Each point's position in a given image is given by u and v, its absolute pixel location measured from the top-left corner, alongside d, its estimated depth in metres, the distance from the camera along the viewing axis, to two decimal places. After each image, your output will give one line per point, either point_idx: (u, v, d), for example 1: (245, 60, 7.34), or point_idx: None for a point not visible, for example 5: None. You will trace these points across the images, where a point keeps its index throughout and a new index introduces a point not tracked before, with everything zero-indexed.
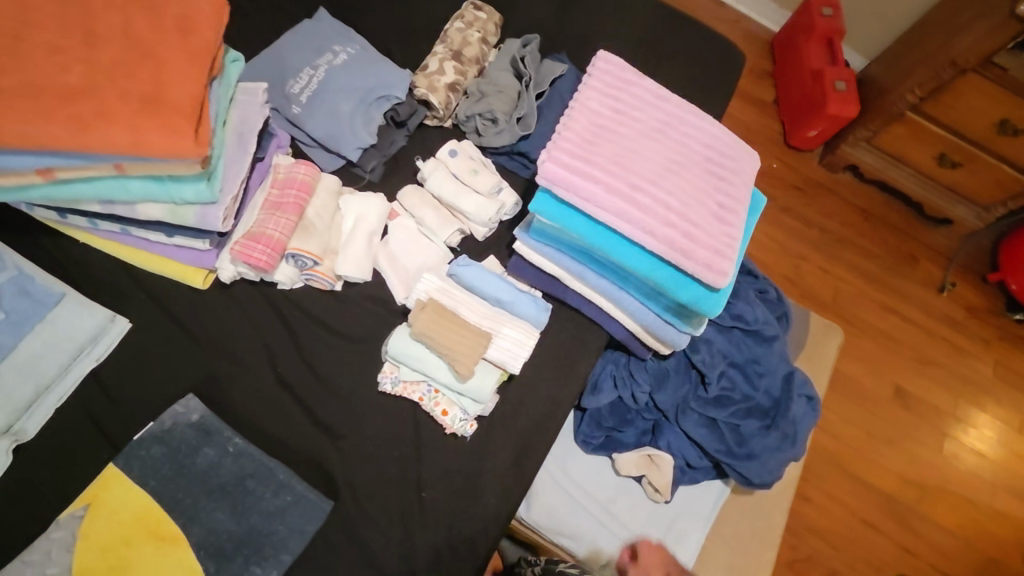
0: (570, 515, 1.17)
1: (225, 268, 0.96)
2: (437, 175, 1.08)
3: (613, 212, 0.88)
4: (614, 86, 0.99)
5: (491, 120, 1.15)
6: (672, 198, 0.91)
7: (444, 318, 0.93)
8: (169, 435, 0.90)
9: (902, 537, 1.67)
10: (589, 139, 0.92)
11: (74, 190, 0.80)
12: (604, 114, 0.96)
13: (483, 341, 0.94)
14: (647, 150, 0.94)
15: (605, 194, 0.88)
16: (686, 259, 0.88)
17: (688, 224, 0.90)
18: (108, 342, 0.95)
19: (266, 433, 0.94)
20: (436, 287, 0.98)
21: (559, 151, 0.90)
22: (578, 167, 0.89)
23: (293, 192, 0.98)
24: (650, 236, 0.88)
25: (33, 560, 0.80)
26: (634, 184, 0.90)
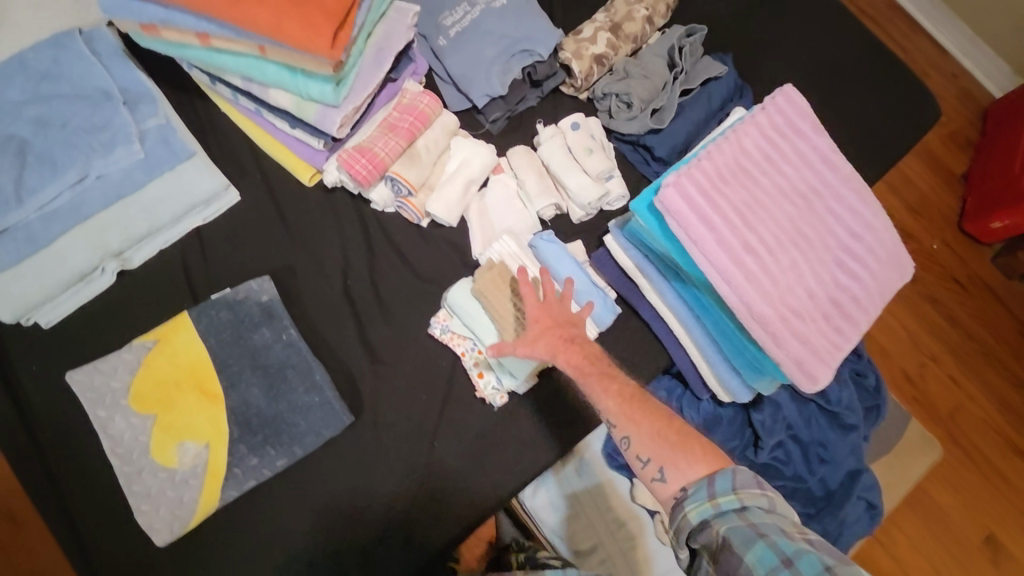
0: (572, 523, 1.14)
1: (331, 171, 1.01)
2: (551, 143, 1.05)
3: (718, 267, 0.75)
4: (781, 127, 0.82)
5: (626, 104, 1.09)
6: (789, 274, 0.77)
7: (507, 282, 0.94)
8: (239, 305, 0.97)
9: None
10: (725, 177, 0.78)
11: (221, 60, 0.86)
12: (756, 154, 0.80)
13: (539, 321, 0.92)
14: (784, 213, 0.79)
15: (714, 247, 0.75)
16: (777, 350, 0.76)
17: (791, 311, 0.76)
18: (219, 206, 1.04)
19: (318, 334, 0.99)
20: (510, 251, 0.98)
21: (687, 180, 0.76)
22: (699, 206, 0.76)
23: (410, 119, 0.99)
24: (747, 309, 0.75)
25: (104, 369, 0.92)
26: (752, 245, 0.76)
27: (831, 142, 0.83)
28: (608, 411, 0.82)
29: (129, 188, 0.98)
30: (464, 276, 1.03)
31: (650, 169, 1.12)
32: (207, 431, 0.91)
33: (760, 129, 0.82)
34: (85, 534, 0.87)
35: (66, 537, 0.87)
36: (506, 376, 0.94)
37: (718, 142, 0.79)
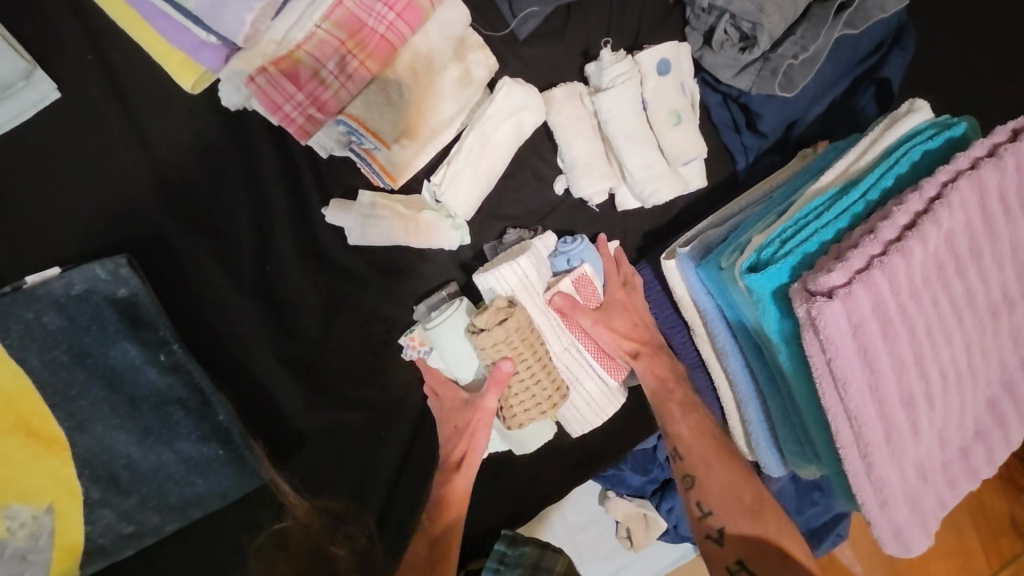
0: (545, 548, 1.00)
1: (230, 90, 0.55)
2: (620, 92, 0.65)
3: (857, 418, 0.51)
4: (996, 199, 0.55)
5: (742, 36, 0.68)
6: (931, 428, 0.56)
7: (522, 343, 0.64)
8: (79, 304, 0.59)
9: None
10: (917, 280, 0.51)
11: None
12: (947, 237, 0.53)
13: (556, 399, 0.67)
14: (957, 334, 0.55)
15: (864, 391, 0.51)
16: (880, 517, 0.56)
17: (915, 467, 0.57)
18: (20, 109, 0.56)
19: (220, 347, 0.66)
20: (518, 274, 0.66)
21: (864, 292, 0.48)
22: (867, 332, 0.49)
23: (389, 14, 0.55)
24: (865, 470, 0.54)
25: None
26: (910, 390, 0.53)
27: None
28: (682, 440, 0.71)
29: None
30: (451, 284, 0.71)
31: (736, 139, 0.75)
32: (48, 491, 0.61)
33: (979, 196, 0.54)
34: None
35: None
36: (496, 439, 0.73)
37: (922, 228, 0.50)
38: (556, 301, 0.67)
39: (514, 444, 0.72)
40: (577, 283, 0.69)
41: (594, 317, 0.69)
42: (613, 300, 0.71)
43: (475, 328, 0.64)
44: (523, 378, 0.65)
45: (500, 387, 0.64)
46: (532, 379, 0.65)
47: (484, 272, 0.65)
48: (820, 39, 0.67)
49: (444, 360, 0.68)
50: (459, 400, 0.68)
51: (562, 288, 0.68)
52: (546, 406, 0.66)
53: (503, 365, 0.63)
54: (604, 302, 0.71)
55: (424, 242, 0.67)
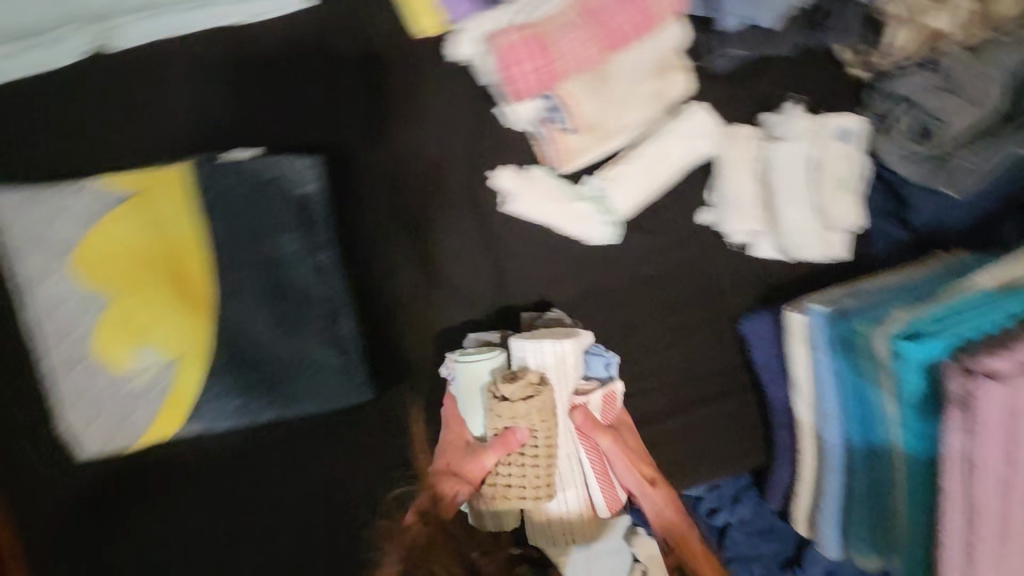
0: None
1: (464, 45, 0.64)
2: (797, 146, 0.68)
3: (978, 506, 0.53)
4: None
5: (920, 130, 0.71)
6: None
7: (541, 423, 0.66)
8: (266, 187, 0.65)
9: None
10: None
11: None
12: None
13: (541, 493, 0.67)
14: None
15: (993, 482, 0.53)
16: None
17: None
18: (281, 10, 0.65)
19: (362, 266, 0.70)
20: (549, 361, 0.67)
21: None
22: (1014, 426, 0.52)
23: (622, 19, 0.62)
24: (966, 563, 0.55)
25: (55, 207, 0.62)
26: None
27: None
28: (663, 529, 0.70)
29: None
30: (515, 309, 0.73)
31: (881, 225, 0.78)
32: (176, 346, 0.65)
33: None
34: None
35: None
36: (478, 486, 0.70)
37: None
38: (575, 417, 0.69)
39: (489, 520, 0.68)
40: (607, 399, 0.71)
41: (612, 436, 0.70)
42: (622, 421, 0.73)
43: (497, 393, 0.66)
44: (524, 457, 0.66)
45: (503, 450, 0.66)
46: (532, 463, 0.66)
47: (528, 340, 0.67)
48: (999, 152, 0.68)
49: (459, 399, 0.69)
50: (463, 437, 0.69)
51: (586, 398, 0.70)
52: (537, 492, 0.66)
53: (517, 429, 0.66)
54: (615, 419, 0.73)
55: (575, 228, 0.70)
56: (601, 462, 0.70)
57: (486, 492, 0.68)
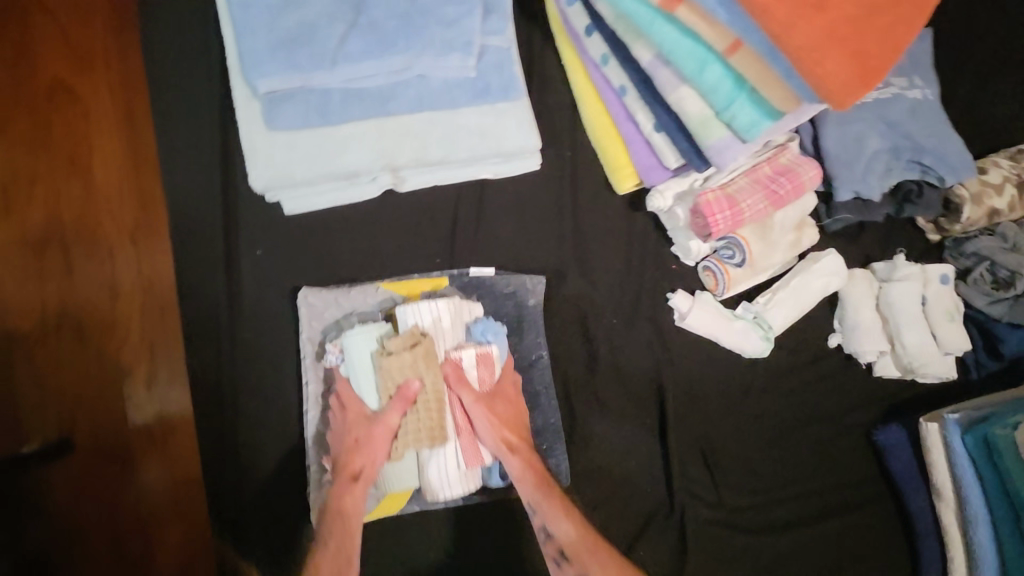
0: None
1: (664, 197, 0.83)
2: (908, 285, 0.87)
3: None
4: None
5: (996, 279, 0.91)
6: None
7: (427, 369, 0.70)
8: (501, 298, 0.81)
9: None
10: None
11: (663, 29, 0.68)
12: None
13: (436, 434, 0.71)
14: None
15: None
16: None
17: None
18: (515, 168, 0.85)
19: (560, 366, 0.85)
20: (441, 321, 0.74)
21: None
22: None
23: (786, 186, 0.81)
24: None
25: (343, 303, 0.79)
26: None
27: None
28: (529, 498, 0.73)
29: (444, 106, 0.79)
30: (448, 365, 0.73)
31: (974, 355, 0.94)
32: None
33: None
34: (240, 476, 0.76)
35: (225, 472, 0.76)
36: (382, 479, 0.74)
37: None
38: (448, 367, 0.73)
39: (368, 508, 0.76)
40: (480, 357, 0.75)
41: (476, 395, 0.73)
42: (503, 381, 0.77)
43: (385, 349, 0.70)
44: (424, 402, 0.70)
45: (403, 404, 0.69)
46: (434, 400, 0.70)
47: (407, 305, 0.73)
48: None
49: (351, 376, 0.72)
50: (363, 413, 0.71)
51: (458, 355, 0.74)
52: (429, 435, 0.70)
53: (410, 385, 0.69)
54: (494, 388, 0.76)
55: (735, 342, 0.86)
56: (467, 421, 0.73)
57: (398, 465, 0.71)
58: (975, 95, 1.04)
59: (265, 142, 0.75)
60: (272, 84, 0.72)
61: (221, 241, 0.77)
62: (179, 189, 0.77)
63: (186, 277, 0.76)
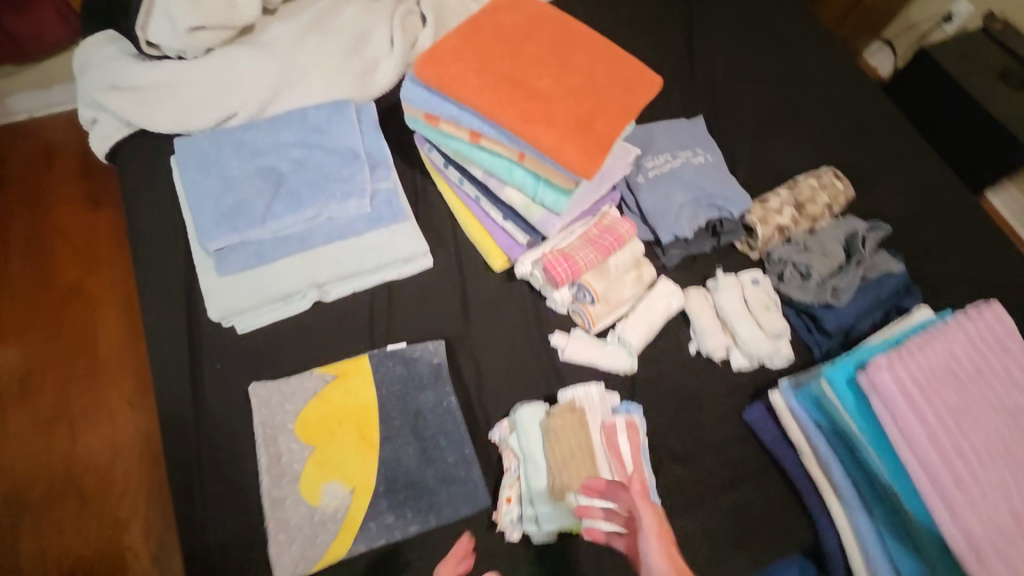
0: None
1: (524, 264, 1.08)
2: (729, 291, 1.12)
3: (924, 463, 0.78)
4: (983, 339, 0.88)
5: (800, 274, 1.16)
6: (998, 492, 0.77)
7: (576, 431, 0.92)
8: (413, 362, 1.02)
9: None
10: (937, 374, 0.83)
11: (478, 154, 1.01)
12: (1008, 370, 0.86)
13: (590, 478, 0.89)
14: (995, 426, 0.82)
15: (924, 441, 0.78)
16: (979, 567, 0.74)
17: (999, 530, 0.76)
18: (413, 268, 1.12)
19: (473, 410, 1.02)
20: (592, 399, 0.96)
21: (898, 368, 0.82)
22: (912, 398, 0.80)
23: (609, 239, 1.09)
24: (950, 514, 0.76)
25: (284, 390, 0.97)
26: (960, 448, 0.79)
27: None
28: None
29: (350, 234, 1.09)
30: (538, 405, 0.97)
31: (811, 337, 1.14)
32: (356, 477, 0.93)
33: (967, 336, 0.88)
34: (204, 555, 0.87)
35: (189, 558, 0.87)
36: (335, 528, 0.89)
37: (927, 342, 0.85)
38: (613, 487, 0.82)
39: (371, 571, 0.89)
40: (629, 428, 0.93)
41: (629, 453, 0.91)
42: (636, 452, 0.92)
43: (550, 414, 0.94)
44: (569, 458, 0.90)
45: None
46: (580, 454, 0.90)
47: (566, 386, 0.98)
48: (849, 276, 1.14)
49: (520, 443, 0.94)
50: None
51: (613, 423, 0.93)
52: (583, 477, 0.88)
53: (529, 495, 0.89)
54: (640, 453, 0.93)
55: (610, 363, 1.07)
56: (621, 474, 0.89)
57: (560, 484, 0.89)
58: (756, 153, 1.38)
59: (219, 284, 1.02)
60: (219, 243, 1.02)
61: (189, 361, 1.00)
62: (157, 328, 1.03)
63: (163, 393, 0.98)
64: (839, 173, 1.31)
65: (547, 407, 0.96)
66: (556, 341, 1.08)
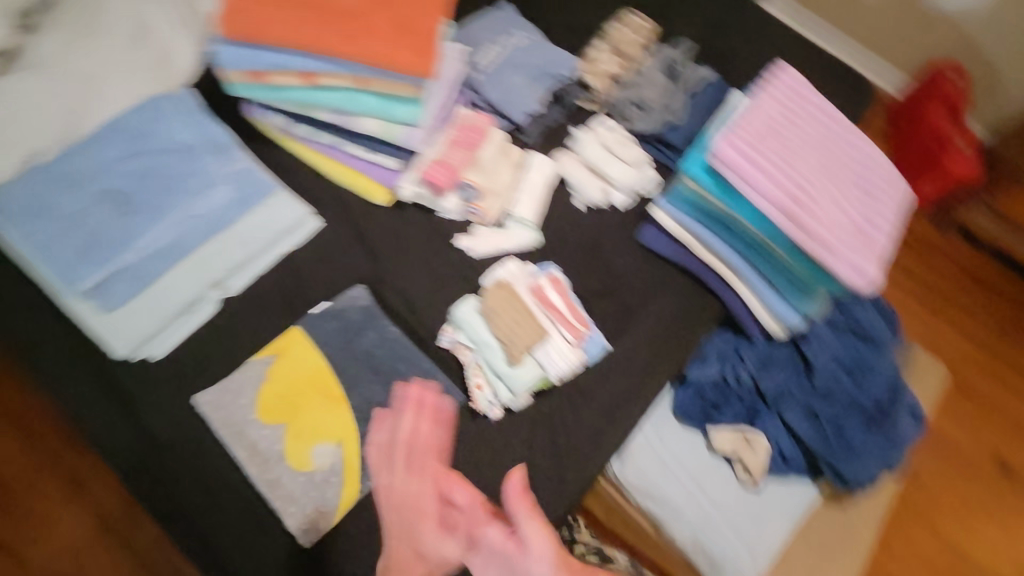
0: (673, 491, 1.18)
1: (406, 187, 1.15)
2: (587, 142, 1.25)
3: (774, 203, 0.96)
4: (784, 96, 1.07)
5: (641, 108, 1.29)
6: (827, 204, 0.99)
7: (512, 300, 1.05)
8: (343, 313, 1.06)
9: (980, 551, 1.61)
10: (762, 133, 1.00)
11: (321, 96, 1.01)
12: (811, 114, 1.07)
13: (537, 334, 1.02)
14: (811, 157, 1.02)
15: (769, 187, 0.96)
16: (832, 262, 0.95)
17: (836, 230, 0.97)
18: (302, 233, 1.11)
19: (416, 331, 1.09)
20: (513, 273, 1.09)
21: (732, 140, 0.98)
22: (749, 158, 0.97)
23: (470, 134, 1.18)
24: (802, 233, 0.96)
25: (231, 388, 0.97)
26: (794, 182, 0.98)
27: (829, 102, 1.10)
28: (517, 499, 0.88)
29: (224, 224, 1.06)
30: (470, 296, 1.09)
31: (669, 159, 1.30)
32: (337, 431, 0.96)
33: (772, 97, 1.06)
34: (230, 558, 0.90)
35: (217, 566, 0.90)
36: (340, 479, 0.94)
37: (746, 112, 1.02)
38: (455, 481, 0.92)
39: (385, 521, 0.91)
40: (551, 281, 1.08)
41: (559, 298, 1.07)
42: (564, 295, 1.07)
43: (484, 298, 1.05)
44: (514, 324, 1.02)
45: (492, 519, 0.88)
46: (523, 315, 1.03)
47: (488, 272, 1.09)
48: (677, 97, 1.30)
49: (468, 334, 1.04)
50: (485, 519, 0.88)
51: (539, 283, 1.07)
52: (532, 332, 1.02)
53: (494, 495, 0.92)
54: (568, 296, 1.08)
55: (516, 243, 1.17)
56: (557, 318, 1.05)
57: (513, 350, 1.01)
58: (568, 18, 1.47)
59: (112, 321, 0.97)
60: (94, 279, 0.97)
61: (119, 405, 0.96)
62: (68, 391, 0.97)
63: (109, 445, 0.94)
64: (640, 14, 1.44)
65: (479, 296, 1.06)
66: (459, 241, 1.16)
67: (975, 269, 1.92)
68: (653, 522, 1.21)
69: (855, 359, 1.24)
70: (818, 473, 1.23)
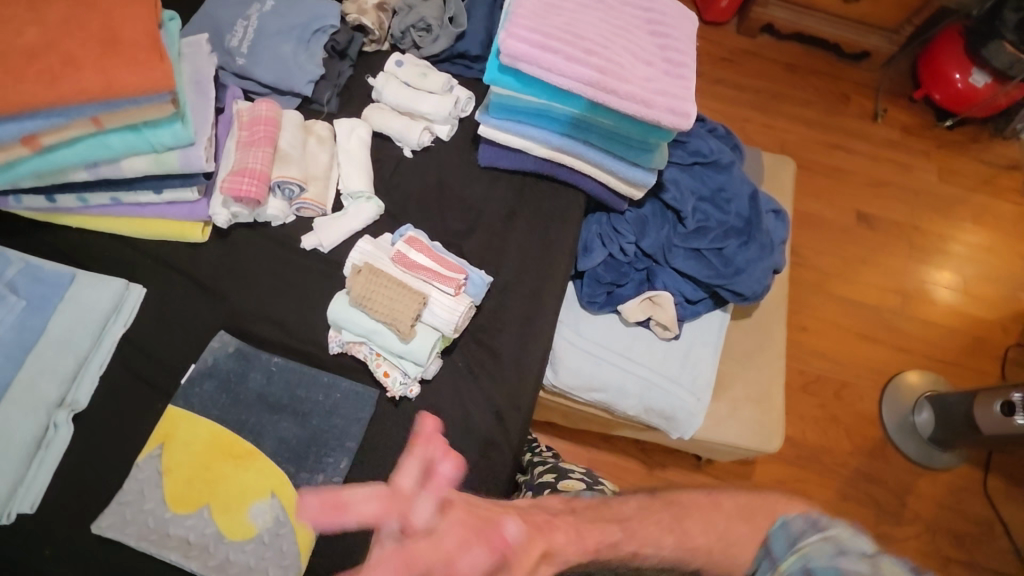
0: (611, 374, 1.23)
1: (219, 213, 1.02)
2: (389, 86, 1.15)
3: (577, 77, 0.94)
4: None
5: (424, 29, 1.22)
6: (627, 59, 0.98)
7: (379, 277, 0.98)
8: (215, 369, 0.97)
9: (874, 298, 1.84)
10: (541, 13, 0.97)
11: (59, 156, 0.86)
12: None
13: (418, 299, 0.97)
14: (595, 20, 1.00)
15: (566, 62, 0.94)
16: (651, 111, 0.95)
17: (644, 80, 0.97)
18: (130, 306, 1.00)
19: (302, 351, 1.02)
20: (369, 251, 1.03)
21: (515, 29, 0.94)
22: (538, 41, 0.93)
23: (261, 128, 1.05)
24: (615, 95, 0.95)
25: (129, 498, 0.88)
26: (589, 49, 0.96)
27: None
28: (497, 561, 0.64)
29: (33, 338, 0.92)
30: (338, 292, 1.03)
31: (474, 70, 1.26)
32: (265, 484, 0.90)
33: None
34: None
35: None
36: (289, 527, 0.89)
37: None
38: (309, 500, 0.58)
39: None
40: (411, 242, 1.04)
41: (425, 255, 1.03)
42: (428, 250, 1.04)
43: (350, 289, 0.99)
44: (392, 300, 0.97)
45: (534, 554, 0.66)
46: (395, 287, 0.98)
47: (346, 264, 1.03)
48: (453, 3, 1.23)
49: (352, 331, 0.99)
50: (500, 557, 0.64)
51: (398, 250, 1.03)
52: (411, 300, 0.97)
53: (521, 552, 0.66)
54: (433, 249, 1.05)
55: (361, 220, 1.08)
56: (431, 275, 1.01)
57: (402, 326, 0.95)
58: None
59: None
60: None
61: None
62: None
63: None
64: None
65: (345, 290, 1.00)
66: (305, 242, 1.06)
67: (775, 71, 2.12)
68: (605, 410, 1.27)
69: (712, 188, 1.31)
70: (723, 302, 1.32)
